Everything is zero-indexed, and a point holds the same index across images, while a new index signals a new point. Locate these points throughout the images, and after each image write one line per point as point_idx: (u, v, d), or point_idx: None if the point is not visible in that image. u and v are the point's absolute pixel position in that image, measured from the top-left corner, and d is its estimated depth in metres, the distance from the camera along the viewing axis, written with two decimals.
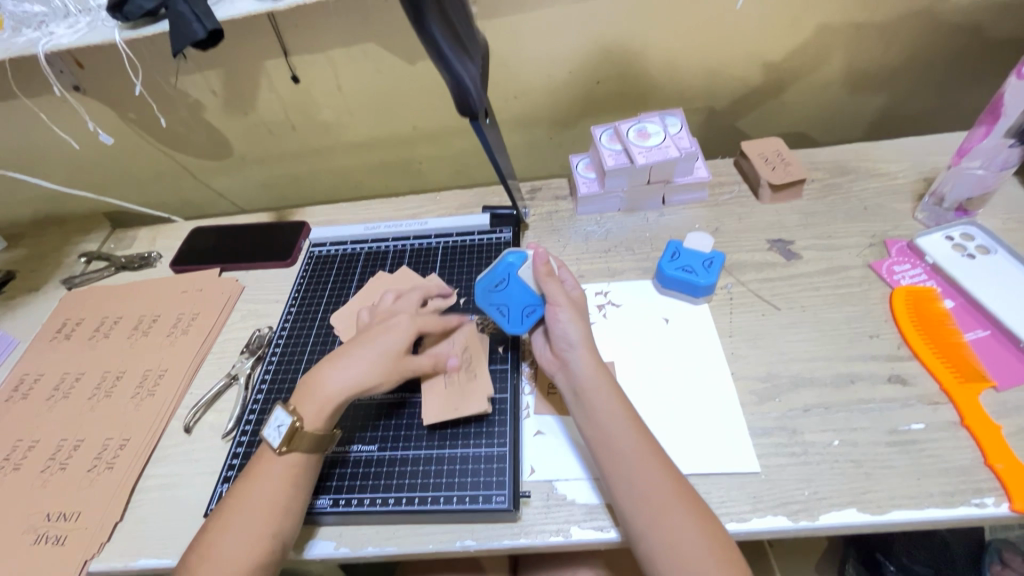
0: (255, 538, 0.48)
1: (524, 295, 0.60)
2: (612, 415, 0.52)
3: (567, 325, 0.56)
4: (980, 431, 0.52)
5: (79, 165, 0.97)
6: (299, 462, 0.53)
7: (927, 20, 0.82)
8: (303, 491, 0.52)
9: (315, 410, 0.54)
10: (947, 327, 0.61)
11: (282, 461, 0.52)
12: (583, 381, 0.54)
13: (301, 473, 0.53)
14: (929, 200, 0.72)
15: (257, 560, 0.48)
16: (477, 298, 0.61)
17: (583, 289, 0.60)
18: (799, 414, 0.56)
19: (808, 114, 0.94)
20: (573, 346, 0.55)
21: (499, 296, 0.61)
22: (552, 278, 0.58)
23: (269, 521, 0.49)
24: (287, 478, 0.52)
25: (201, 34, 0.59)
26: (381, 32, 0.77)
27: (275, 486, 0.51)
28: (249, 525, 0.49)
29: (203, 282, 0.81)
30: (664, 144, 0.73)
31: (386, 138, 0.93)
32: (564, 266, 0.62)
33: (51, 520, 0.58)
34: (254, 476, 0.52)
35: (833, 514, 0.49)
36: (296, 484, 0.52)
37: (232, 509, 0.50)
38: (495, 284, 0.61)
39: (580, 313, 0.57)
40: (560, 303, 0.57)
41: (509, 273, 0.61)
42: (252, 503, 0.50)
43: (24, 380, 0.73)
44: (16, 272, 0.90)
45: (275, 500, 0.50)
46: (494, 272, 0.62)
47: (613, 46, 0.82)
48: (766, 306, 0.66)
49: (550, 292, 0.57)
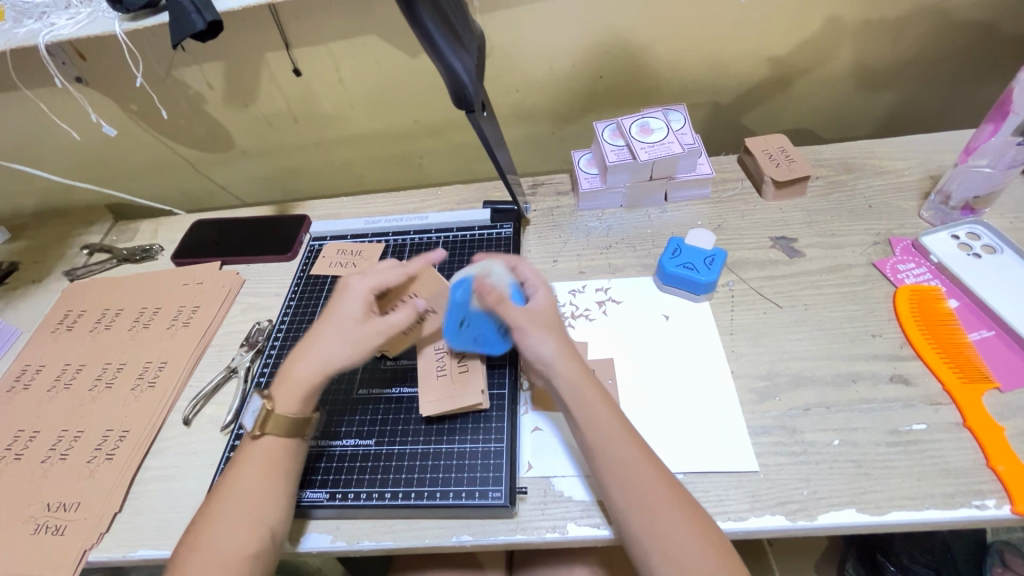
0: (241, 522, 0.48)
1: (490, 323, 0.59)
2: (602, 425, 0.51)
3: (534, 344, 0.54)
4: (982, 432, 0.52)
5: (82, 157, 0.97)
6: (275, 447, 0.53)
7: (936, 16, 0.80)
8: (283, 476, 0.52)
9: (287, 393, 0.55)
10: (951, 327, 0.60)
11: (259, 445, 0.53)
12: (562, 393, 0.53)
13: (280, 458, 0.53)
14: (935, 198, 0.71)
15: (245, 545, 0.48)
16: (451, 343, 0.60)
17: (544, 293, 0.59)
18: (799, 413, 0.56)
19: (814, 111, 0.93)
20: (550, 362, 0.53)
21: (472, 332, 0.59)
22: (501, 302, 0.56)
23: (255, 505, 0.49)
24: (265, 464, 0.52)
25: (201, 25, 0.59)
26: (383, 24, 0.77)
27: (255, 469, 0.51)
28: (233, 511, 0.49)
29: (204, 275, 0.81)
30: (667, 139, 0.72)
31: (387, 132, 0.93)
32: (520, 267, 0.61)
33: (50, 510, 0.59)
34: (239, 462, 0.52)
35: (831, 514, 0.49)
36: (274, 468, 0.52)
37: (216, 496, 0.51)
38: (460, 325, 0.60)
39: (549, 326, 0.56)
40: (521, 324, 0.55)
41: (462, 311, 0.59)
42: (233, 488, 0.50)
43: (26, 371, 0.73)
44: (20, 263, 0.91)
45: (256, 482, 0.51)
46: (451, 314, 0.60)
47: (616, 41, 0.81)
48: (768, 304, 0.66)
49: (510, 318, 0.55)
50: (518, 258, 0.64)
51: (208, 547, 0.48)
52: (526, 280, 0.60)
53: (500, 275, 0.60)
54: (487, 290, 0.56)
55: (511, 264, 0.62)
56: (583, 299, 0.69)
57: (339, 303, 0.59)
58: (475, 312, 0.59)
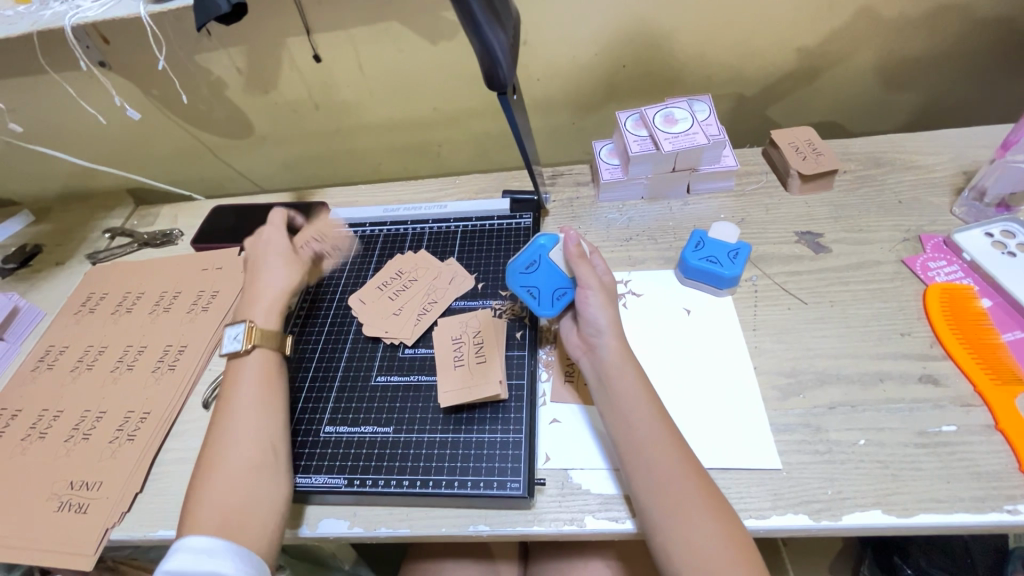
0: (250, 430, 0.53)
1: (556, 278, 0.59)
2: (636, 401, 0.51)
3: (598, 310, 0.55)
4: (1015, 435, 0.50)
5: (103, 142, 0.98)
6: (264, 360, 0.59)
7: (976, 5, 0.77)
8: (278, 385, 0.58)
9: (266, 312, 0.62)
10: (984, 327, 0.58)
11: (250, 360, 0.58)
12: (608, 368, 0.53)
13: (272, 371, 0.59)
14: (969, 194, 0.69)
15: (259, 450, 0.52)
16: (508, 277, 0.60)
17: (612, 274, 0.59)
18: (823, 411, 0.55)
19: (842, 104, 0.90)
20: (602, 331, 0.54)
21: (534, 279, 0.59)
22: (584, 260, 0.57)
23: (256, 415, 0.54)
24: (259, 377, 0.57)
25: (225, 8, 0.59)
26: (404, 9, 0.76)
27: (251, 384, 0.57)
28: (239, 423, 0.54)
29: (223, 260, 0.81)
30: (691, 130, 0.71)
31: (406, 120, 0.92)
32: (596, 253, 0.61)
33: (74, 488, 0.60)
34: (231, 384, 0.57)
35: (856, 515, 0.48)
36: (268, 377, 0.58)
37: (215, 420, 0.55)
38: (528, 266, 0.60)
39: (610, 298, 0.56)
40: (592, 287, 0.56)
41: (540, 255, 0.61)
42: (232, 406, 0.55)
43: (50, 351, 0.74)
44: (44, 245, 0.92)
45: (255, 397, 0.56)
46: (525, 254, 0.61)
47: (640, 29, 0.80)
48: (792, 300, 0.64)
49: (582, 276, 0.56)
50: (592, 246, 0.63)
51: (222, 463, 0.51)
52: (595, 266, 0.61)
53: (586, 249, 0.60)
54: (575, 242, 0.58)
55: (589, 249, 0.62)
56: None
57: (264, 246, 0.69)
58: (551, 260, 0.60)
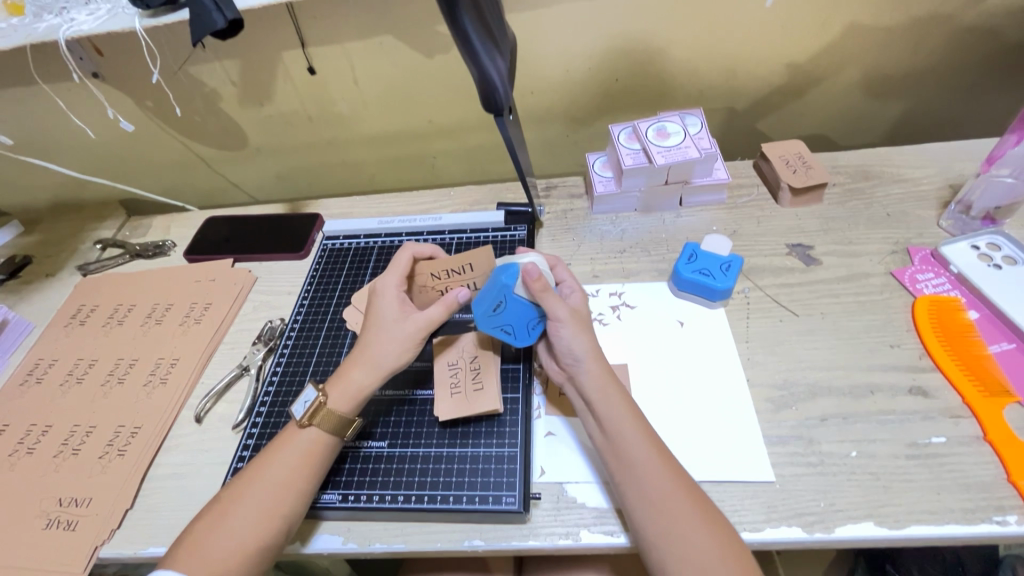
0: (266, 506, 0.49)
1: (527, 312, 0.55)
2: (622, 424, 0.51)
3: (572, 339, 0.54)
4: (1003, 447, 0.51)
5: (96, 152, 0.97)
6: (318, 441, 0.53)
7: (958, 23, 0.79)
8: (314, 474, 0.52)
9: (341, 393, 0.55)
10: (972, 339, 0.59)
11: (303, 435, 0.53)
12: (591, 394, 0.52)
13: (319, 452, 0.53)
14: (955, 207, 0.70)
15: (261, 536, 0.48)
16: (478, 323, 0.56)
17: (580, 295, 0.59)
18: (816, 423, 0.55)
19: (831, 117, 0.92)
20: (579, 358, 0.54)
21: (505, 318, 0.55)
22: (548, 293, 0.53)
23: (277, 496, 0.50)
24: (304, 456, 0.52)
25: (221, 23, 0.59)
26: (400, 23, 0.76)
27: (288, 463, 0.51)
28: (257, 498, 0.49)
29: (216, 272, 0.81)
30: (683, 144, 0.72)
31: (401, 132, 0.93)
32: (558, 268, 0.60)
33: (62, 505, 0.59)
34: (273, 449, 0.53)
35: (848, 527, 0.49)
36: (308, 462, 0.52)
37: (241, 481, 0.51)
38: (495, 308, 0.55)
39: (581, 323, 0.55)
40: (561, 317, 0.54)
41: (507, 293, 0.53)
42: (259, 476, 0.50)
43: (38, 365, 0.74)
44: (33, 257, 0.91)
45: (284, 477, 0.50)
46: (489, 295, 0.54)
47: (632, 44, 0.81)
48: (784, 312, 0.65)
49: (551, 309, 0.54)
50: (552, 257, 0.62)
51: (223, 525, 0.48)
52: (562, 282, 0.60)
53: (545, 268, 0.58)
54: (537, 274, 0.53)
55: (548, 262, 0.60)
56: (597, 303, 0.69)
57: (378, 307, 0.58)
58: (518, 298, 0.54)
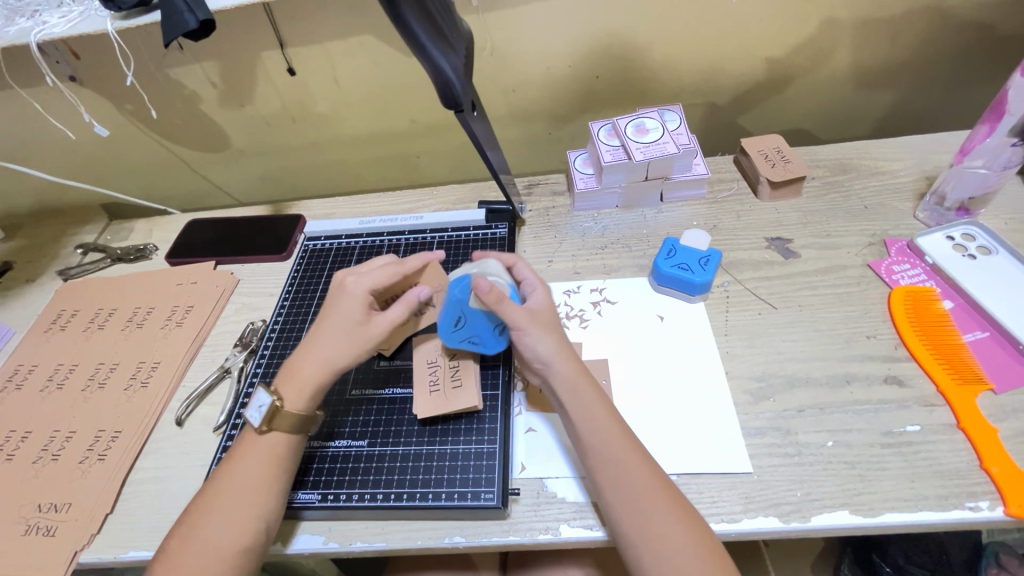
0: (238, 510, 0.49)
1: (486, 322, 0.56)
2: (596, 421, 0.51)
3: (539, 342, 0.53)
4: (976, 434, 0.52)
5: (75, 156, 0.96)
6: (280, 443, 0.53)
7: (932, 16, 0.80)
8: (283, 475, 0.52)
9: (296, 391, 0.54)
10: (946, 328, 0.60)
11: (263, 441, 0.52)
12: (563, 394, 0.52)
13: (283, 453, 0.53)
14: (930, 199, 0.71)
15: (240, 539, 0.48)
16: (445, 340, 0.58)
17: (541, 293, 0.57)
18: (793, 414, 0.56)
19: (810, 111, 0.93)
20: (547, 361, 0.53)
21: (467, 331, 0.57)
22: (503, 302, 0.52)
23: (249, 500, 0.49)
24: (268, 457, 0.52)
25: (193, 24, 0.59)
26: (378, 23, 0.76)
27: (255, 467, 0.51)
28: (228, 505, 0.49)
29: (197, 275, 0.80)
30: (662, 140, 0.72)
31: (383, 132, 0.93)
32: (517, 267, 0.60)
33: (42, 511, 0.58)
34: (237, 455, 0.52)
35: (824, 516, 0.49)
36: (274, 465, 0.52)
37: (211, 489, 0.51)
38: (456, 323, 0.56)
39: (546, 325, 0.55)
40: (522, 324, 0.53)
41: (462, 308, 0.55)
42: (229, 483, 0.50)
43: (18, 370, 0.73)
44: (13, 262, 0.90)
45: (251, 481, 0.50)
46: (447, 312, 0.56)
47: (611, 41, 0.81)
48: (763, 305, 0.66)
49: (511, 318, 0.53)
50: (512, 256, 0.62)
51: (200, 536, 0.48)
52: (524, 281, 0.59)
53: (498, 275, 0.58)
54: (487, 287, 0.52)
55: (505, 262, 0.60)
56: (578, 300, 0.69)
57: (337, 309, 0.57)
58: (473, 310, 0.55)
